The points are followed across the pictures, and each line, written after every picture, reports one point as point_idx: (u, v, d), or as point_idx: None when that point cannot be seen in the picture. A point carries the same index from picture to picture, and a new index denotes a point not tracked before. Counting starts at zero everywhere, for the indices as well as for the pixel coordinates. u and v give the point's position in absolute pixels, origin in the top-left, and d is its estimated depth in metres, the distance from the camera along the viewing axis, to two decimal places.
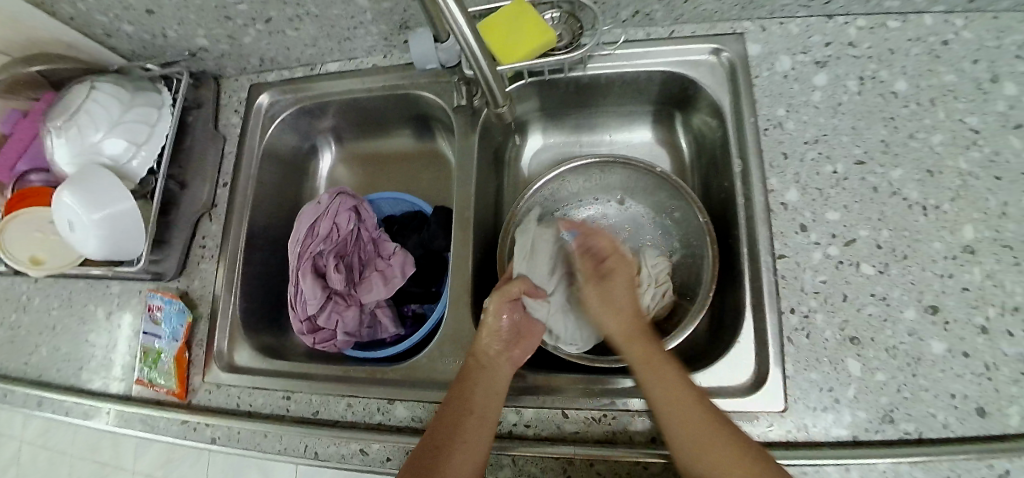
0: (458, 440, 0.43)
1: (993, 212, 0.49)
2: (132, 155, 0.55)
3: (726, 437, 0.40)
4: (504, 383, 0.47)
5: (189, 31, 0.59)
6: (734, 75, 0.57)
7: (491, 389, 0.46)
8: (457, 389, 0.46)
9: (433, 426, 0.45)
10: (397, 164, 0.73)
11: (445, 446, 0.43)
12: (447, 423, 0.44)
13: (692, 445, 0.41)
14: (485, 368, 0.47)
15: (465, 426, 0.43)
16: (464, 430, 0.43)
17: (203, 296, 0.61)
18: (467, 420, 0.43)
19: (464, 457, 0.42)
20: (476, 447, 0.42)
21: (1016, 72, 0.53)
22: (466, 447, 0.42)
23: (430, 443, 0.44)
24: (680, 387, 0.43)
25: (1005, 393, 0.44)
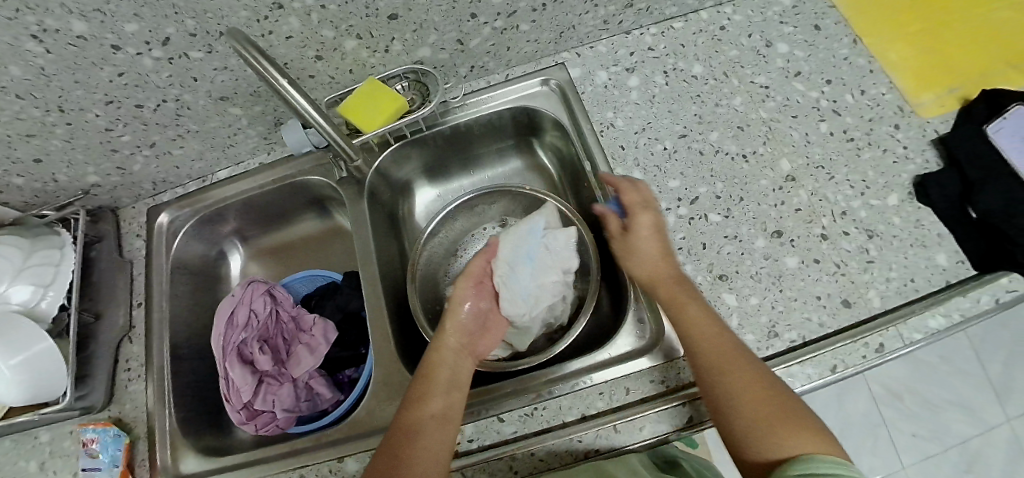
0: (422, 430, 0.44)
1: (800, 144, 0.60)
2: (40, 297, 0.58)
3: (757, 382, 0.41)
4: (462, 380, 0.49)
5: (79, 170, 0.63)
6: (567, 96, 0.64)
7: (453, 385, 0.48)
8: (419, 385, 0.48)
9: (398, 420, 0.46)
10: (303, 247, 0.77)
11: (405, 443, 0.43)
12: (412, 415, 0.45)
13: (728, 393, 0.41)
14: (445, 366, 0.50)
15: (428, 419, 0.45)
16: (427, 420, 0.45)
17: (137, 416, 0.61)
18: (430, 410, 0.45)
19: (429, 447, 0.43)
20: (440, 441, 0.44)
21: (784, 34, 0.67)
22: (431, 437, 0.44)
23: (395, 437, 0.44)
24: (720, 338, 0.44)
25: (862, 282, 0.53)
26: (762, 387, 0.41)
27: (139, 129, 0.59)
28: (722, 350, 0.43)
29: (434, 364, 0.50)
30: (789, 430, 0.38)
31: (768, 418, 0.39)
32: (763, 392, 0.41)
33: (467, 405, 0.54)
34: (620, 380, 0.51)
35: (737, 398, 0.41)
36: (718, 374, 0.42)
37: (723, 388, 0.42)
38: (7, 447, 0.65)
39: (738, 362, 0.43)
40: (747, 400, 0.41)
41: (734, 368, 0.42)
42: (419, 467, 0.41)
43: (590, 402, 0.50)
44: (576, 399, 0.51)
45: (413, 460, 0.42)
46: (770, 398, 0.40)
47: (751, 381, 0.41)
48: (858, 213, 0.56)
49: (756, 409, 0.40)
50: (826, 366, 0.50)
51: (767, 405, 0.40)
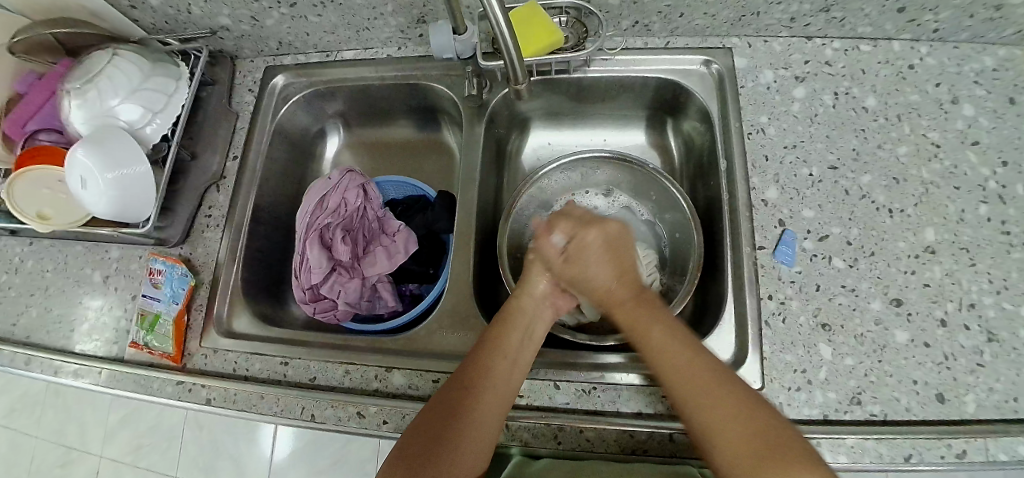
0: (475, 409, 0.42)
1: (951, 218, 0.54)
2: (147, 123, 0.58)
3: (737, 405, 0.39)
4: (524, 356, 0.47)
5: (214, 9, 0.62)
6: (723, 85, 0.61)
7: (513, 362, 0.46)
8: (489, 342, 0.47)
9: (449, 386, 0.44)
10: (400, 151, 0.78)
11: (469, 397, 0.43)
12: (466, 388, 0.43)
13: (699, 420, 0.40)
14: (512, 339, 0.47)
15: (483, 396, 0.43)
16: (483, 397, 0.43)
17: (206, 262, 0.63)
18: (486, 387, 0.44)
19: (479, 428, 0.42)
20: (488, 422, 0.43)
21: (974, 96, 0.58)
22: (481, 418, 0.42)
23: (446, 404, 0.43)
24: (692, 360, 0.43)
25: (962, 382, 0.48)
26: (748, 415, 0.39)
27: None
28: (692, 377, 0.42)
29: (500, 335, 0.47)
30: (781, 463, 0.36)
31: (746, 451, 0.37)
32: (742, 418, 0.39)
33: None
34: None
35: (716, 431, 0.39)
36: (695, 404, 0.41)
37: (703, 423, 0.40)
38: (80, 250, 0.68)
39: (712, 387, 0.41)
40: (732, 432, 0.38)
41: (711, 395, 0.40)
42: (465, 448, 0.41)
43: (651, 400, 0.48)
44: (637, 396, 0.48)
45: (461, 437, 0.41)
46: (750, 426, 0.38)
47: (735, 409, 0.39)
48: (987, 311, 0.50)
49: (738, 443, 0.38)
50: (900, 452, 0.45)
51: (748, 435, 0.38)
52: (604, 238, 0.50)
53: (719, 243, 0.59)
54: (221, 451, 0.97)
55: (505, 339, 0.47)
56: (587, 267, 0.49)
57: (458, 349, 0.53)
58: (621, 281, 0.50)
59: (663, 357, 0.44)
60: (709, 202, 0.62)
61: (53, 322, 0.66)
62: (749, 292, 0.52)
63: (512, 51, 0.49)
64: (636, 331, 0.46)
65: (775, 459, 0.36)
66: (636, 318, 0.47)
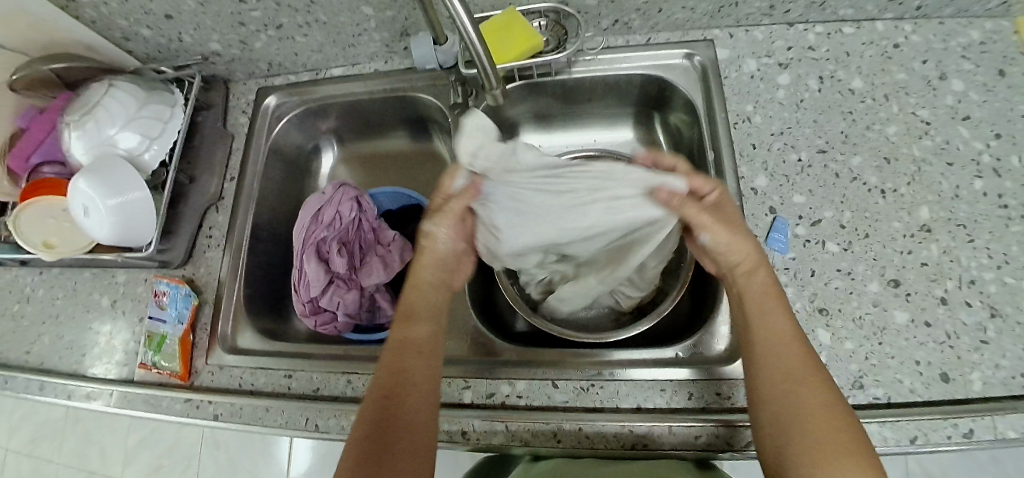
0: (405, 410, 0.43)
1: (946, 195, 0.53)
2: (145, 149, 0.60)
3: (824, 401, 0.39)
4: (434, 351, 0.48)
5: (204, 35, 0.64)
6: (706, 76, 0.61)
7: (422, 357, 0.47)
8: (401, 324, 0.49)
9: (379, 391, 0.44)
10: (393, 161, 0.79)
11: (398, 384, 0.44)
12: (393, 391, 0.44)
13: (791, 407, 0.39)
14: (415, 338, 0.48)
15: (416, 397, 0.44)
16: (413, 376, 0.45)
17: (208, 282, 0.64)
18: (410, 388, 0.44)
19: (416, 429, 0.42)
20: (421, 421, 0.43)
21: (963, 70, 0.58)
22: (421, 393, 0.44)
23: (381, 411, 0.43)
24: (797, 352, 0.41)
25: (967, 360, 0.47)
26: (836, 413, 0.38)
27: (271, 8, 0.58)
28: (795, 356, 0.41)
29: (404, 335, 0.48)
30: (837, 459, 0.36)
31: (815, 440, 0.37)
32: (825, 411, 0.38)
33: (521, 360, 0.54)
34: (685, 383, 0.48)
35: (806, 429, 0.38)
36: (793, 385, 0.40)
37: (796, 395, 0.39)
38: (88, 277, 0.70)
39: (812, 378, 0.40)
40: (813, 421, 0.38)
41: (813, 391, 0.39)
42: (407, 451, 0.41)
43: (650, 394, 0.48)
44: (634, 391, 0.48)
45: (401, 442, 0.41)
46: (829, 420, 0.38)
47: (820, 399, 0.39)
48: (988, 287, 0.49)
49: (811, 440, 0.37)
50: (906, 434, 0.45)
51: (833, 433, 0.37)
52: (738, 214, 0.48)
53: None
54: (237, 467, 0.98)
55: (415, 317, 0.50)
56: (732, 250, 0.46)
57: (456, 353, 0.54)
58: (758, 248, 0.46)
59: (768, 338, 0.42)
60: None
61: (66, 348, 0.67)
62: None
63: (485, 60, 0.51)
64: (757, 314, 0.44)
65: (836, 453, 0.36)
66: (760, 300, 0.44)
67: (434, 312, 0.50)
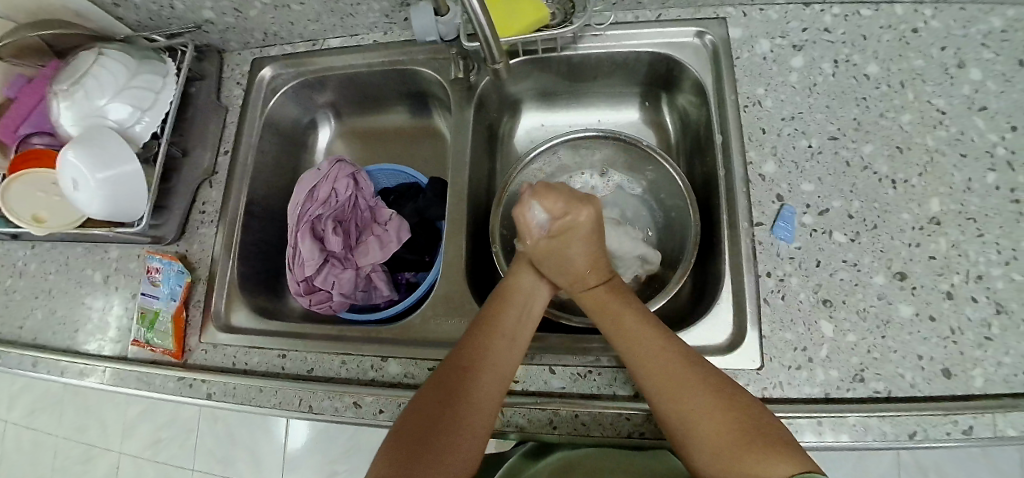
0: (472, 391, 0.42)
1: (958, 187, 0.51)
2: (136, 120, 0.58)
3: (710, 405, 0.39)
4: (522, 334, 0.47)
5: (197, 2, 0.62)
6: (716, 57, 0.59)
7: (513, 339, 0.46)
8: (495, 307, 0.48)
9: (440, 376, 0.43)
10: (392, 139, 0.77)
11: (472, 363, 0.43)
12: (465, 373, 0.43)
13: (673, 418, 0.40)
14: (507, 322, 0.47)
15: (485, 376, 0.43)
16: (493, 358, 0.44)
17: (201, 259, 0.63)
18: (487, 368, 0.43)
19: (481, 410, 0.42)
20: (489, 400, 0.42)
21: (982, 58, 0.56)
22: (490, 376, 0.43)
23: (440, 395, 0.41)
24: (665, 356, 0.42)
25: (970, 356, 0.46)
26: (722, 420, 0.38)
27: None
28: (662, 363, 0.42)
29: (495, 319, 0.47)
30: (753, 460, 0.35)
31: (727, 447, 0.37)
32: (714, 415, 0.38)
33: None
34: None
35: (691, 432, 0.39)
36: (657, 395, 0.41)
37: (666, 404, 0.40)
38: (80, 251, 0.69)
39: (686, 382, 0.40)
40: (707, 434, 0.38)
41: (687, 397, 0.39)
42: (465, 432, 0.40)
43: None
44: (633, 379, 0.48)
45: (463, 422, 0.40)
46: (727, 424, 0.37)
47: (706, 405, 0.39)
48: (996, 282, 0.48)
49: (713, 441, 0.38)
50: (905, 429, 0.44)
51: (716, 432, 0.38)
52: (594, 219, 0.49)
53: (717, 221, 0.58)
54: (234, 444, 0.99)
55: (512, 302, 0.49)
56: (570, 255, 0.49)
57: (452, 336, 0.53)
58: (594, 270, 0.51)
59: (630, 351, 0.44)
60: (706, 179, 0.61)
61: (58, 323, 0.66)
62: (748, 269, 0.51)
63: (488, 32, 0.49)
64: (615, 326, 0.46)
65: (749, 456, 0.36)
66: (606, 305, 0.49)
67: (530, 300, 0.50)
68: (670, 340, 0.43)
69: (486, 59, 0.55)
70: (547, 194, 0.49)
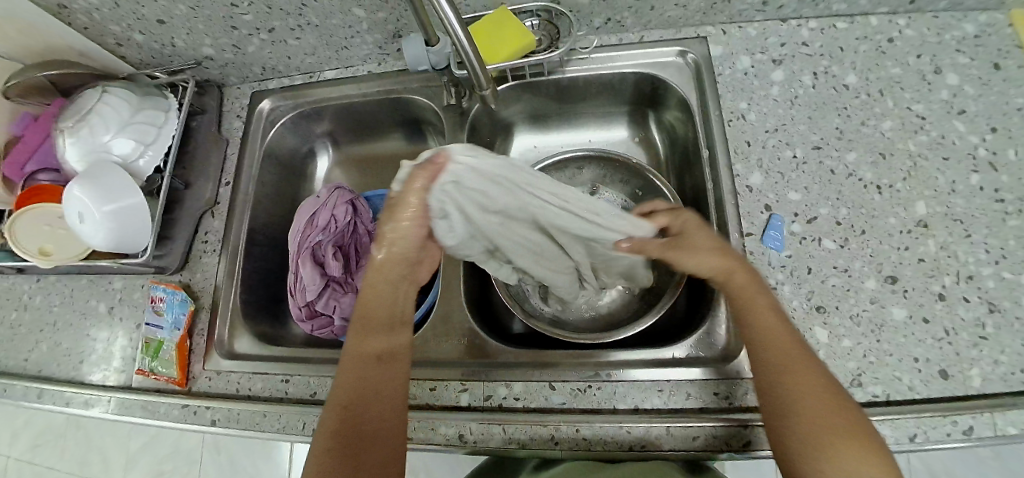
0: (363, 415, 0.41)
1: (943, 190, 0.52)
2: (139, 155, 0.60)
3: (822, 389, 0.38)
4: (398, 335, 0.44)
5: (196, 40, 0.64)
6: (700, 73, 0.61)
7: (386, 343, 0.43)
8: (358, 323, 0.44)
9: (332, 414, 0.41)
10: (389, 163, 0.79)
11: (352, 397, 0.41)
12: (352, 405, 0.41)
13: (781, 387, 0.39)
14: (376, 334, 0.43)
15: (375, 397, 0.41)
16: (372, 382, 0.42)
17: (205, 287, 0.64)
18: (372, 388, 0.42)
19: (387, 429, 0.41)
20: (390, 414, 0.42)
21: (957, 64, 0.57)
22: (376, 401, 0.41)
23: (338, 431, 0.40)
24: (787, 335, 0.41)
25: (965, 356, 0.46)
26: (836, 412, 0.37)
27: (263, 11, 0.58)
28: (789, 350, 0.40)
29: (362, 333, 0.43)
30: (861, 452, 0.35)
31: (836, 432, 0.36)
32: (828, 397, 0.38)
33: (520, 362, 0.53)
34: (684, 383, 0.48)
35: (795, 408, 0.38)
36: (778, 363, 0.40)
37: (781, 380, 0.39)
38: (84, 284, 0.70)
39: (810, 365, 0.39)
40: (810, 416, 0.37)
41: (802, 374, 0.39)
42: (378, 457, 0.40)
43: (647, 395, 0.48)
44: (632, 392, 0.48)
45: (372, 448, 0.40)
46: (840, 413, 0.37)
47: (818, 389, 0.38)
48: (985, 282, 0.49)
49: (813, 422, 0.37)
50: (905, 432, 0.44)
51: (822, 416, 0.37)
52: (405, 258, 0.43)
53: None
54: (239, 471, 0.98)
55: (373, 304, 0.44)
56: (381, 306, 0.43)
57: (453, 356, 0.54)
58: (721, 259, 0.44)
59: (758, 329, 0.42)
60: (697, 191, 0.62)
61: (63, 355, 0.67)
62: None
63: (475, 61, 0.51)
64: (736, 300, 0.43)
65: (858, 445, 0.35)
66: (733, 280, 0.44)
67: (392, 296, 0.44)
68: (787, 320, 0.42)
69: (475, 84, 0.57)
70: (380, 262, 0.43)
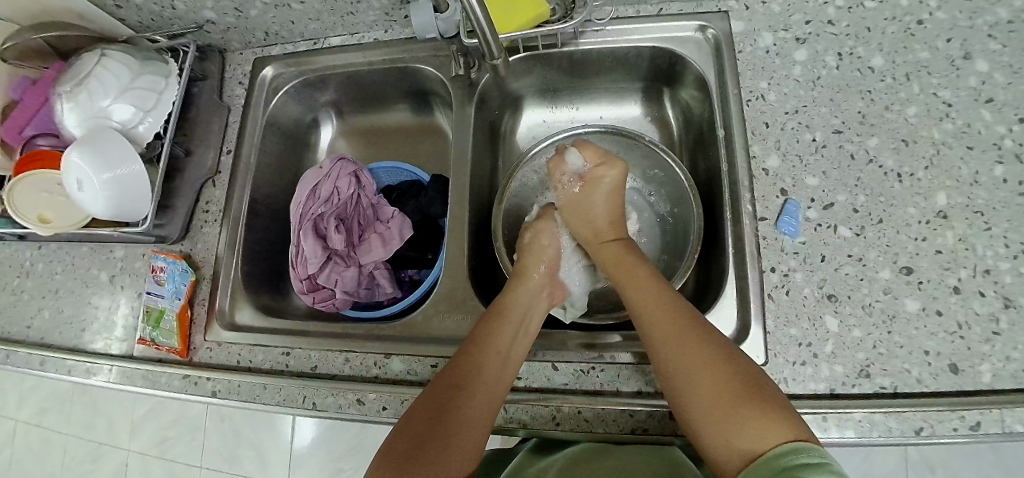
0: (460, 410, 0.42)
1: (965, 181, 0.51)
2: (139, 121, 0.58)
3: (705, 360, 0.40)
4: (513, 358, 0.46)
5: (198, 2, 0.62)
6: (719, 51, 0.59)
7: (501, 365, 0.45)
8: (486, 324, 0.48)
9: (432, 394, 0.43)
10: (393, 137, 0.77)
11: (465, 380, 0.43)
12: (454, 393, 0.43)
13: (677, 367, 0.40)
14: (495, 348, 0.46)
15: (475, 396, 0.43)
16: (488, 374, 0.44)
17: (206, 258, 0.64)
18: (475, 388, 0.43)
19: (469, 435, 0.41)
20: (478, 424, 0.42)
21: (989, 49, 0.55)
22: (484, 396, 0.43)
23: (430, 413, 0.42)
24: (653, 298, 0.46)
25: (977, 351, 0.45)
26: (724, 379, 0.38)
27: None
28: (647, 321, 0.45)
29: (487, 338, 0.47)
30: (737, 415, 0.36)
31: (714, 404, 0.38)
32: (702, 366, 0.40)
33: None
34: None
35: (694, 383, 0.39)
36: (665, 342, 0.42)
37: (670, 356, 0.41)
38: (86, 252, 0.69)
39: (686, 334, 0.42)
40: (703, 386, 0.39)
41: (693, 349, 0.41)
42: (466, 436, 0.41)
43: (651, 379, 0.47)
44: (635, 376, 0.47)
45: (451, 442, 0.40)
46: (717, 379, 0.39)
47: (708, 354, 0.40)
48: (1003, 276, 0.47)
49: (707, 396, 0.38)
50: (911, 425, 0.44)
51: (714, 384, 0.38)
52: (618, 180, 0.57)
53: (720, 217, 0.57)
54: (241, 441, 0.99)
55: (505, 316, 0.49)
56: (590, 207, 0.57)
57: (454, 333, 0.53)
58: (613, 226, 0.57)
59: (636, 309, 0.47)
60: (709, 175, 0.61)
61: (65, 322, 0.67)
62: (751, 264, 0.51)
63: (486, 27, 0.49)
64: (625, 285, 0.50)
65: (740, 403, 0.37)
66: (621, 259, 0.53)
67: (522, 313, 0.49)
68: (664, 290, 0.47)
69: (485, 56, 0.55)
70: (586, 148, 0.58)
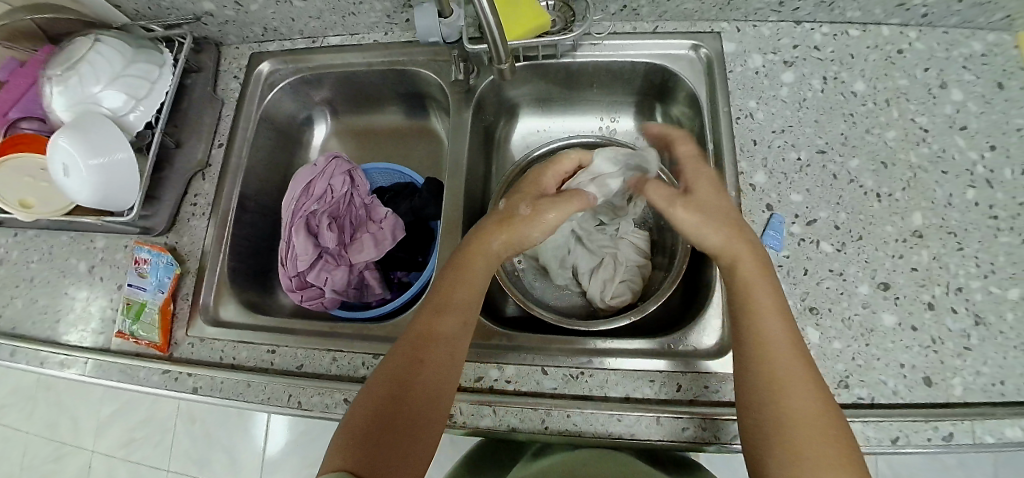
0: (421, 383, 0.42)
1: (939, 202, 0.53)
2: (130, 109, 0.57)
3: (813, 408, 0.37)
4: (472, 320, 0.47)
5: None
6: (711, 68, 0.61)
7: (456, 330, 0.45)
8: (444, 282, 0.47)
9: (388, 371, 0.42)
10: (388, 138, 0.78)
11: (422, 350, 0.43)
12: (415, 358, 0.42)
13: (777, 375, 0.38)
14: (455, 297, 0.46)
15: (428, 367, 0.42)
16: (442, 341, 0.44)
17: (191, 252, 0.63)
18: (436, 353, 0.43)
19: (436, 403, 0.42)
20: (443, 380, 0.43)
21: (962, 80, 0.58)
22: (438, 365, 0.43)
23: (388, 395, 0.41)
24: (783, 335, 0.40)
25: (949, 365, 0.47)
26: (813, 417, 0.36)
27: None
28: (786, 351, 0.39)
29: (445, 305, 0.46)
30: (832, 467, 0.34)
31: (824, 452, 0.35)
32: (814, 420, 0.36)
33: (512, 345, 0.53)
34: (675, 375, 0.48)
35: (788, 394, 0.37)
36: (770, 360, 0.39)
37: (782, 375, 0.38)
38: (65, 241, 0.67)
39: (797, 371, 0.38)
40: (801, 415, 0.36)
41: (794, 380, 0.38)
42: (430, 408, 0.41)
43: (639, 385, 0.48)
44: (623, 382, 0.48)
45: (417, 415, 0.40)
46: (819, 428, 0.36)
47: (813, 402, 0.37)
48: (973, 295, 0.49)
49: (813, 432, 0.35)
50: (887, 434, 0.45)
51: (813, 427, 0.36)
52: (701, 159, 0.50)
53: None
54: (213, 443, 0.97)
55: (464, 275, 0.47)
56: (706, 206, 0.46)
57: None
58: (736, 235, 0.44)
59: (762, 349, 0.40)
60: None
61: (38, 313, 0.65)
62: None
63: (496, 33, 0.50)
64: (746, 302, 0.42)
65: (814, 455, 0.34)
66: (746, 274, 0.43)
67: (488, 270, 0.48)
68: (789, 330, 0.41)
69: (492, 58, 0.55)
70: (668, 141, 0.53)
